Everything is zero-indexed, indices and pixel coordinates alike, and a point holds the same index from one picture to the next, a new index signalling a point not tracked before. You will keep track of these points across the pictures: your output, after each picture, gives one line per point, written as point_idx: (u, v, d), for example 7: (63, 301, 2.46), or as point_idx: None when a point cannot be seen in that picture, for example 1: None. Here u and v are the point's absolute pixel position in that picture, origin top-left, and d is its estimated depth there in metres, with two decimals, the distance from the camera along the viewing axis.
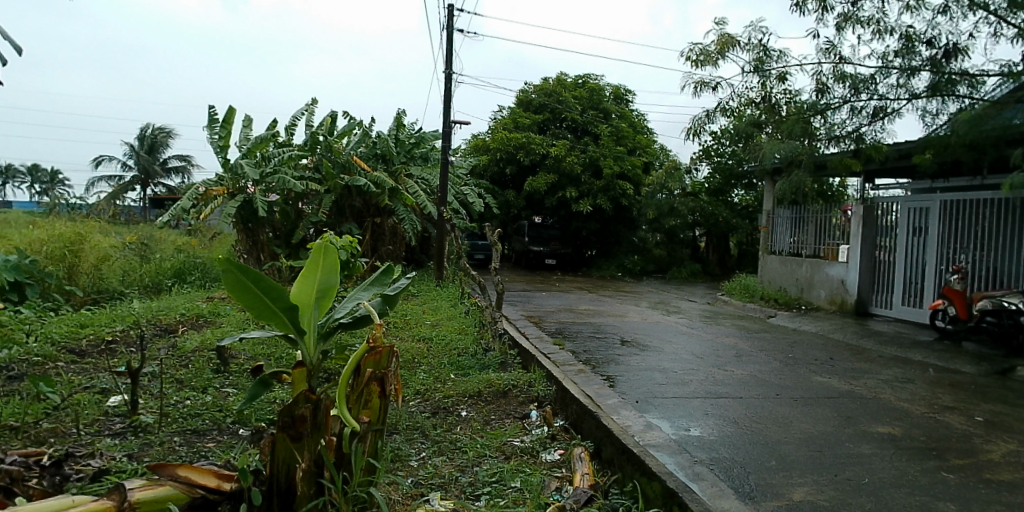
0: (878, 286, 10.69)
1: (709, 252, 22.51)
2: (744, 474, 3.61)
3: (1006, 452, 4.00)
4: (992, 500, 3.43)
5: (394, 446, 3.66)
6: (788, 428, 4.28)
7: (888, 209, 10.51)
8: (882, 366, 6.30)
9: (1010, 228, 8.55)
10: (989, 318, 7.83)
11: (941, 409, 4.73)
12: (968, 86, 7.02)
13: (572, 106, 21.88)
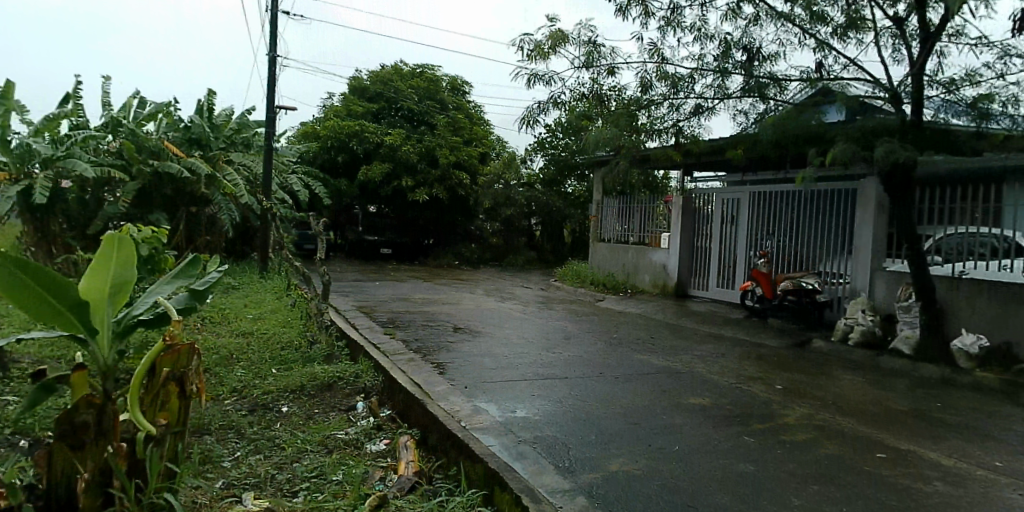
0: (694, 271, 11.73)
1: (545, 241, 22.37)
2: (565, 449, 3.82)
3: (798, 415, 4.70)
4: (787, 459, 3.98)
5: (204, 448, 3.49)
6: (612, 404, 4.62)
7: (704, 200, 11.52)
8: (698, 344, 7.03)
9: (803, 215, 9.49)
10: (789, 296, 8.75)
11: (748, 380, 5.44)
12: (774, 90, 7.59)
13: (407, 96, 22.07)
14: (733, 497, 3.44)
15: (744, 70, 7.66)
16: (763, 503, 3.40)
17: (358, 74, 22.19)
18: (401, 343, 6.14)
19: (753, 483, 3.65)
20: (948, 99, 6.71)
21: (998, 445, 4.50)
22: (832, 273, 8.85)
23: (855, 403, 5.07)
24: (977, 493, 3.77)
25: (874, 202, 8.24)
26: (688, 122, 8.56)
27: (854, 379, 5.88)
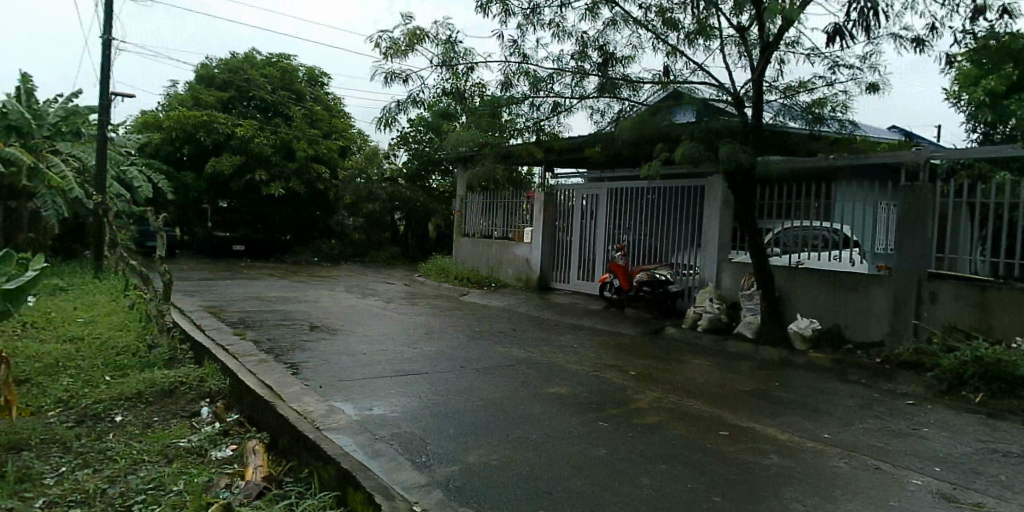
0: (556, 265, 12.22)
1: (409, 236, 22.62)
2: (422, 445, 3.84)
3: (649, 398, 4.99)
4: (639, 441, 4.22)
5: (23, 465, 3.21)
6: (471, 397, 4.69)
7: (567, 196, 12.04)
8: (559, 335, 7.31)
9: (655, 211, 10.11)
10: (645, 287, 9.22)
11: (603, 368, 5.71)
12: (628, 90, 7.95)
13: (261, 85, 21.43)
14: (588, 483, 3.62)
15: (600, 70, 7.96)
16: (615, 486, 3.60)
17: (205, 61, 21.63)
18: (253, 344, 5.92)
19: (608, 467, 3.84)
20: (785, 104, 7.40)
21: (823, 417, 5.02)
22: (682, 265, 9.44)
23: (701, 384, 5.47)
24: (803, 463, 4.20)
25: (720, 197, 8.87)
26: (549, 121, 8.75)
27: (701, 362, 6.35)
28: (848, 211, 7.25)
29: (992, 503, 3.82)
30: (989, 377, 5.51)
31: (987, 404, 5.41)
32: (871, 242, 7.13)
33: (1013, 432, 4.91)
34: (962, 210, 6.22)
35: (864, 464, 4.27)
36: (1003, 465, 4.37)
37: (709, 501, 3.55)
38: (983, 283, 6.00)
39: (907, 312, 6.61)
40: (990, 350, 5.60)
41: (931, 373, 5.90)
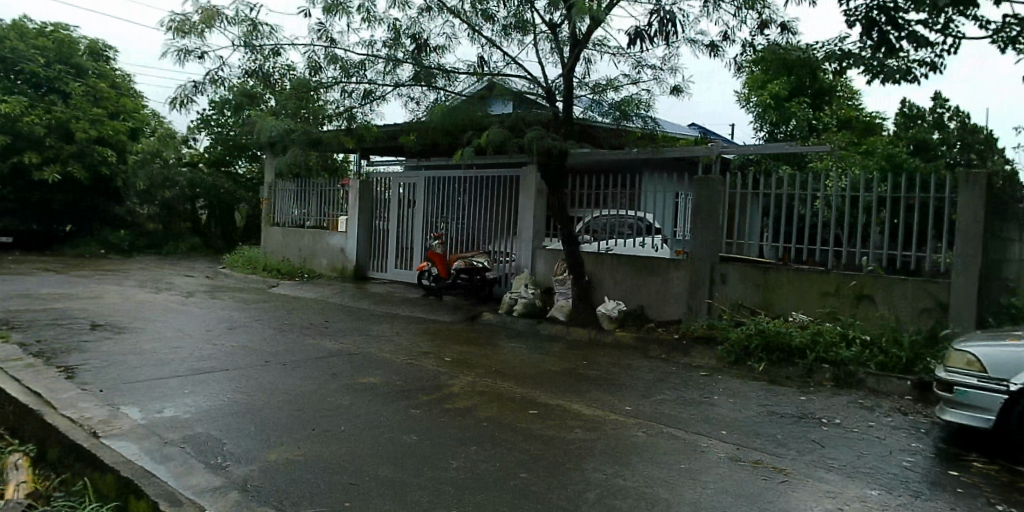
0: (373, 253, 12.45)
1: (212, 226, 21.44)
2: (218, 446, 3.70)
3: (463, 382, 5.26)
4: (448, 427, 4.40)
5: None
6: (276, 393, 4.67)
7: (383, 185, 12.26)
8: (376, 325, 7.47)
9: (472, 200, 10.60)
10: (462, 275, 9.82)
11: (417, 356, 5.92)
12: (444, 79, 8.13)
13: (28, 57, 18.77)
14: (396, 469, 3.74)
15: (414, 59, 8.07)
16: (423, 470, 3.75)
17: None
18: (17, 347, 5.39)
19: (416, 453, 3.98)
20: (594, 100, 8.00)
21: (625, 390, 5.47)
22: (499, 253, 10.02)
23: (512, 368, 5.78)
24: (603, 434, 4.61)
25: (535, 186, 9.50)
26: (361, 109, 9.24)
27: (515, 348, 6.68)
28: (653, 202, 8.09)
29: (762, 459, 4.45)
30: (769, 347, 6.37)
31: (769, 372, 6.26)
32: (671, 230, 8.02)
33: (787, 395, 5.65)
34: (749, 199, 7.29)
35: (659, 431, 4.75)
36: (774, 424, 5.03)
37: (514, 477, 3.83)
38: (765, 265, 7.09)
39: (699, 295, 7.48)
40: (770, 324, 6.54)
41: (720, 346, 6.68)
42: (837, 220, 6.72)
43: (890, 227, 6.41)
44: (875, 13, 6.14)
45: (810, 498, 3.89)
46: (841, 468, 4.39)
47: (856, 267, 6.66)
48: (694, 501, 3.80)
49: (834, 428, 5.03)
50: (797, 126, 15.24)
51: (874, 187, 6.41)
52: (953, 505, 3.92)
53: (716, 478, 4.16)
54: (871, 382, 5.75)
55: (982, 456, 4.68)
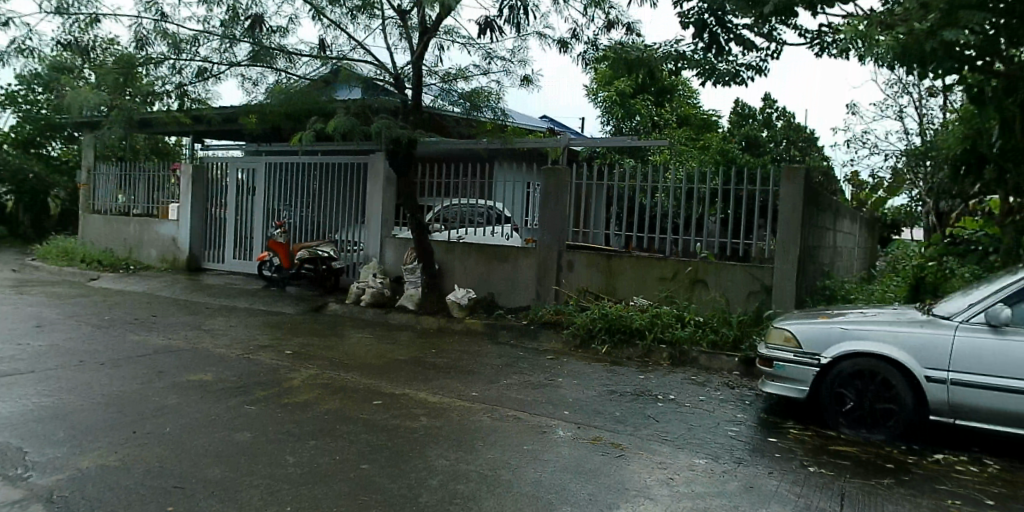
0: (207, 242, 12.74)
1: (20, 214, 19.89)
2: (18, 456, 3.45)
3: (302, 374, 5.43)
4: (285, 424, 4.40)
5: None
6: (90, 393, 4.59)
7: (219, 171, 12.51)
8: (216, 322, 7.45)
9: (314, 189, 11.13)
10: (307, 264, 10.28)
11: (254, 350, 6.05)
12: (284, 60, 8.50)
13: None
14: (228, 469, 3.63)
15: (252, 39, 8.39)
16: (256, 469, 3.68)
17: None
18: None
19: (248, 452, 3.91)
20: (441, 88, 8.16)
21: (472, 377, 5.62)
22: (348, 242, 10.63)
23: (361, 362, 5.80)
24: (448, 421, 4.74)
25: (382, 173, 10.18)
26: (193, 86, 9.17)
27: (369, 343, 6.68)
28: (504, 192, 8.43)
29: (602, 435, 4.73)
30: (611, 329, 6.75)
31: (611, 353, 6.64)
32: (521, 220, 8.40)
33: (626, 375, 5.97)
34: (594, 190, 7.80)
35: (505, 414, 4.93)
36: (616, 401, 5.34)
37: (355, 469, 3.86)
38: (609, 252, 7.63)
39: (547, 281, 7.96)
40: (612, 308, 6.95)
41: (567, 330, 7.00)
42: (679, 209, 7.32)
43: (724, 218, 7.13)
44: (706, 16, 6.63)
45: (642, 474, 4.26)
46: (672, 439, 4.76)
47: (690, 253, 7.34)
48: (532, 482, 4.02)
49: (669, 402, 5.40)
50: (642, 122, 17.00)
51: (707, 180, 7.07)
52: (764, 473, 4.40)
53: (556, 457, 4.40)
54: (703, 360, 6.28)
55: (795, 420, 5.28)
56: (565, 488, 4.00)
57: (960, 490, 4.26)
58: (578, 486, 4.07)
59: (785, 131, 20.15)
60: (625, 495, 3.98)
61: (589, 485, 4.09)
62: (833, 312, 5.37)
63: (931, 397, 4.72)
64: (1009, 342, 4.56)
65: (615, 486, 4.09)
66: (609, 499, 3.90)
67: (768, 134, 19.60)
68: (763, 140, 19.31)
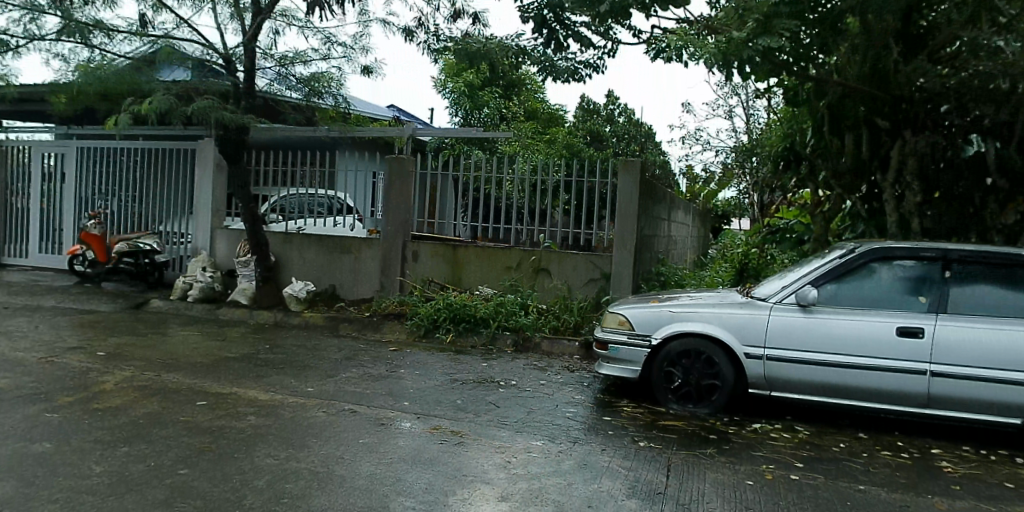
0: (9, 233, 12.04)
1: None
2: None
3: (116, 378, 5.16)
4: (94, 430, 4.09)
5: None
6: None
7: (21, 154, 11.81)
8: (28, 326, 6.92)
9: (132, 177, 10.75)
10: (126, 259, 9.97)
11: (62, 354, 5.71)
12: (99, 35, 8.09)
13: None
14: (20, 484, 3.30)
15: (62, 10, 7.91)
16: (55, 482, 3.36)
17: None
18: None
19: (48, 461, 3.58)
20: (280, 73, 8.26)
21: (308, 372, 5.67)
22: (173, 234, 10.32)
23: (186, 363, 5.62)
24: (281, 420, 4.63)
25: (211, 162, 10.00)
26: None
27: (204, 344, 6.37)
28: (347, 182, 8.72)
29: (441, 424, 4.80)
30: (455, 318, 7.19)
31: (456, 341, 7.06)
32: (365, 210, 8.75)
33: (469, 362, 6.20)
34: (446, 182, 8.24)
35: (342, 410, 4.91)
36: (456, 390, 5.43)
37: (173, 474, 3.62)
38: (456, 243, 8.12)
39: (391, 272, 8.33)
40: (456, 298, 7.36)
41: (411, 320, 7.34)
42: (528, 200, 7.89)
43: (571, 210, 7.78)
44: (545, 11, 6.80)
45: (480, 458, 4.34)
46: (512, 423, 4.90)
47: (536, 243, 7.97)
48: (368, 475, 3.97)
49: (510, 387, 5.58)
50: (489, 114, 17.91)
51: (552, 173, 7.71)
52: (597, 450, 4.61)
53: (395, 448, 4.40)
54: (545, 345, 6.81)
55: (629, 400, 5.54)
56: (404, 478, 3.98)
57: (771, 455, 4.69)
58: (417, 474, 4.06)
59: (625, 126, 21.97)
60: (463, 482, 4.01)
61: (428, 472, 4.10)
62: (664, 296, 5.67)
63: (750, 372, 5.14)
64: (815, 320, 5.09)
65: (453, 473, 4.13)
66: (446, 487, 3.91)
67: (610, 128, 21.72)
68: (605, 134, 21.58)
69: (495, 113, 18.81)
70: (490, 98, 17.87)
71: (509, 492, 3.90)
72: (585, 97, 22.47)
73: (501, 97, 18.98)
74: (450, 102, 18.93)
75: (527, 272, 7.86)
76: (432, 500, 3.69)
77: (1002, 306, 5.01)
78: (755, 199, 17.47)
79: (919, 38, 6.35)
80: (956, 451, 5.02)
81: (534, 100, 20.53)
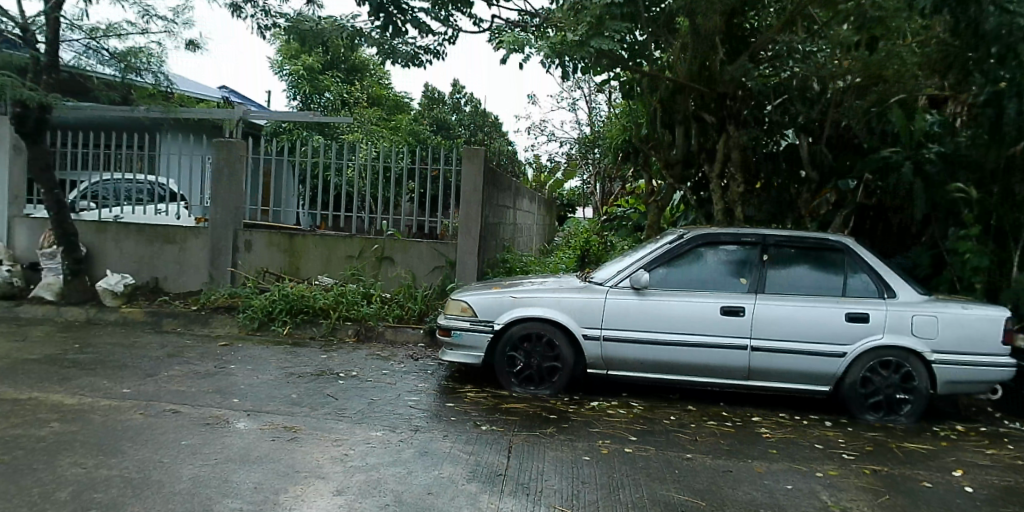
0: None
1: None
2: None
3: None
4: None
5: None
6: None
7: None
8: None
9: None
10: None
11: None
12: None
13: None
14: None
15: None
16: None
17: None
18: None
19: None
20: (92, 47, 7.70)
21: (126, 374, 5.35)
22: None
23: None
24: (89, 425, 4.22)
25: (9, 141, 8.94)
26: None
27: (11, 351, 5.90)
28: (170, 166, 8.50)
29: (275, 420, 4.58)
30: (293, 310, 7.47)
31: (293, 334, 7.39)
32: (193, 197, 8.56)
33: (308, 356, 6.43)
34: (282, 168, 8.26)
35: (161, 410, 4.59)
36: (293, 384, 5.37)
37: None
38: (292, 231, 8.25)
39: (221, 263, 8.28)
40: (293, 289, 7.61)
41: (243, 314, 7.48)
42: (373, 191, 8.20)
43: (418, 197, 8.21)
44: None
45: (316, 451, 4.14)
46: (351, 415, 4.79)
47: (379, 231, 8.25)
48: (187, 478, 3.62)
49: (350, 379, 5.67)
50: (331, 99, 19.12)
51: (398, 161, 8.08)
52: (439, 436, 4.55)
53: (223, 447, 4.10)
54: (388, 334, 7.30)
55: (475, 385, 5.71)
56: (230, 478, 3.67)
57: (607, 431, 4.86)
58: (245, 474, 3.74)
59: (472, 117, 22.53)
60: (293, 479, 3.74)
61: (257, 470, 3.82)
62: (505, 283, 5.81)
63: (588, 352, 5.39)
64: (647, 301, 5.37)
65: (284, 470, 3.85)
66: (277, 485, 3.64)
67: (457, 117, 22.06)
68: (452, 123, 21.74)
69: (336, 100, 19.04)
70: (332, 84, 18.88)
71: (345, 484, 3.69)
72: (432, 86, 22.59)
73: (341, 81, 19.75)
74: (287, 85, 18.52)
75: (369, 261, 8.17)
76: (261, 500, 3.41)
77: (812, 286, 5.52)
78: (596, 187, 18.78)
79: (744, 38, 6.98)
80: (773, 417, 5.48)
81: (376, 85, 21.33)
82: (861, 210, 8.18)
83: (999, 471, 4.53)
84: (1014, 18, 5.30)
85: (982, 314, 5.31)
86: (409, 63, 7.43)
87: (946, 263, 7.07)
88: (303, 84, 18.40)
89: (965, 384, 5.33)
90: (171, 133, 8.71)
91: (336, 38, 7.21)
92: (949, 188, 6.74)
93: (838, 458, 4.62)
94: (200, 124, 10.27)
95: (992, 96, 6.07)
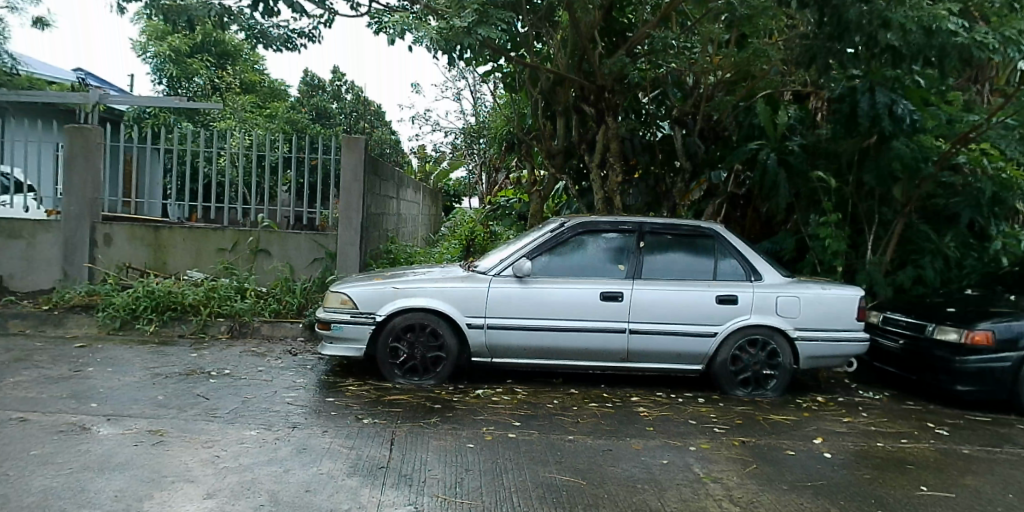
0: None
1: None
2: None
3: None
4: None
5: None
6: None
7: None
8: None
9: None
10: None
11: None
12: None
13: None
14: None
15: None
16: None
17: None
18: None
19: None
20: None
21: None
22: None
23: None
24: None
25: None
26: None
27: None
28: (14, 153, 7.86)
29: (137, 425, 4.28)
30: (159, 308, 7.09)
31: (161, 332, 7.01)
32: (42, 188, 7.95)
33: (175, 354, 6.16)
34: (146, 156, 7.81)
35: (6, 420, 4.22)
36: (157, 386, 5.13)
37: None
38: (156, 224, 7.83)
39: (77, 258, 7.72)
40: (160, 286, 7.20)
41: (102, 313, 7.02)
42: (251, 182, 8.01)
43: (296, 187, 8.07)
44: None
45: (184, 453, 3.85)
46: (223, 415, 4.59)
47: (254, 223, 8.02)
48: (36, 491, 3.22)
49: (222, 377, 5.48)
50: (200, 85, 18.59)
51: (277, 149, 7.93)
52: (319, 433, 4.39)
53: (79, 455, 3.75)
54: (265, 329, 7.14)
55: (356, 378, 5.68)
56: (87, 488, 3.29)
57: (492, 417, 4.93)
58: (105, 482, 3.38)
59: (352, 105, 21.82)
60: (160, 484, 3.40)
61: (119, 477, 3.48)
62: (387, 274, 5.77)
63: (471, 341, 5.50)
64: (529, 289, 5.51)
65: (150, 476, 3.51)
66: (141, 492, 3.29)
67: (338, 106, 21.39)
68: (332, 111, 21.10)
69: (206, 85, 18.60)
70: (202, 68, 18.50)
71: (217, 487, 3.40)
72: (309, 74, 21.89)
73: (213, 67, 19.22)
74: (152, 68, 18.29)
75: (242, 254, 7.93)
76: (123, 507, 3.07)
77: (685, 271, 5.79)
78: (481, 178, 19.04)
79: (621, 32, 7.37)
80: (650, 397, 5.75)
81: (253, 71, 20.77)
82: (733, 199, 8.74)
83: (852, 437, 4.97)
84: (869, 15, 5.54)
85: (839, 294, 5.78)
86: (280, 46, 7.36)
87: (808, 247, 7.62)
88: (171, 69, 18.17)
89: (825, 357, 5.81)
90: (13, 116, 8.01)
91: (204, 17, 6.87)
92: (812, 177, 7.28)
93: (710, 432, 4.90)
94: (42, 111, 9.54)
95: (845, 89, 6.80)
